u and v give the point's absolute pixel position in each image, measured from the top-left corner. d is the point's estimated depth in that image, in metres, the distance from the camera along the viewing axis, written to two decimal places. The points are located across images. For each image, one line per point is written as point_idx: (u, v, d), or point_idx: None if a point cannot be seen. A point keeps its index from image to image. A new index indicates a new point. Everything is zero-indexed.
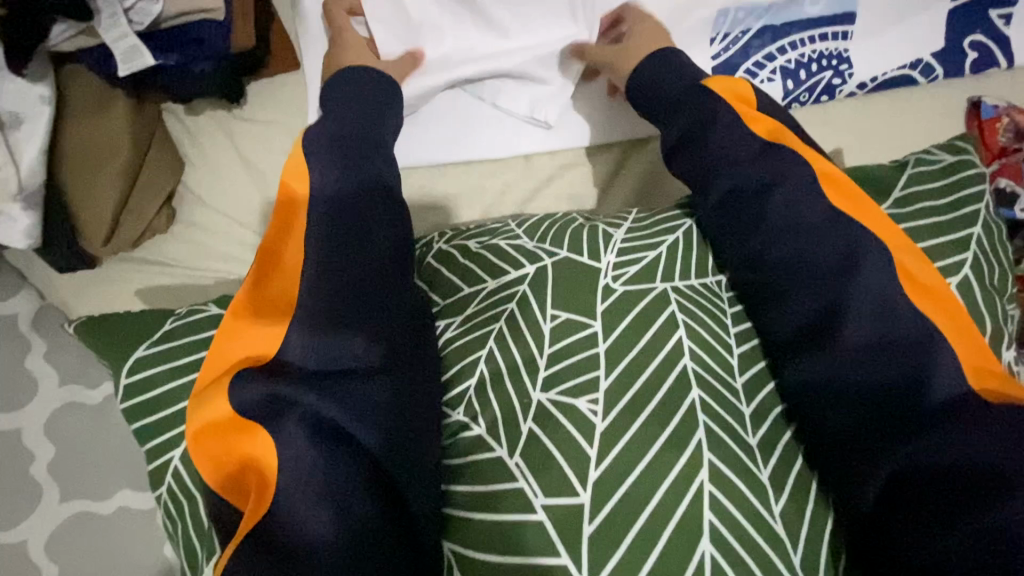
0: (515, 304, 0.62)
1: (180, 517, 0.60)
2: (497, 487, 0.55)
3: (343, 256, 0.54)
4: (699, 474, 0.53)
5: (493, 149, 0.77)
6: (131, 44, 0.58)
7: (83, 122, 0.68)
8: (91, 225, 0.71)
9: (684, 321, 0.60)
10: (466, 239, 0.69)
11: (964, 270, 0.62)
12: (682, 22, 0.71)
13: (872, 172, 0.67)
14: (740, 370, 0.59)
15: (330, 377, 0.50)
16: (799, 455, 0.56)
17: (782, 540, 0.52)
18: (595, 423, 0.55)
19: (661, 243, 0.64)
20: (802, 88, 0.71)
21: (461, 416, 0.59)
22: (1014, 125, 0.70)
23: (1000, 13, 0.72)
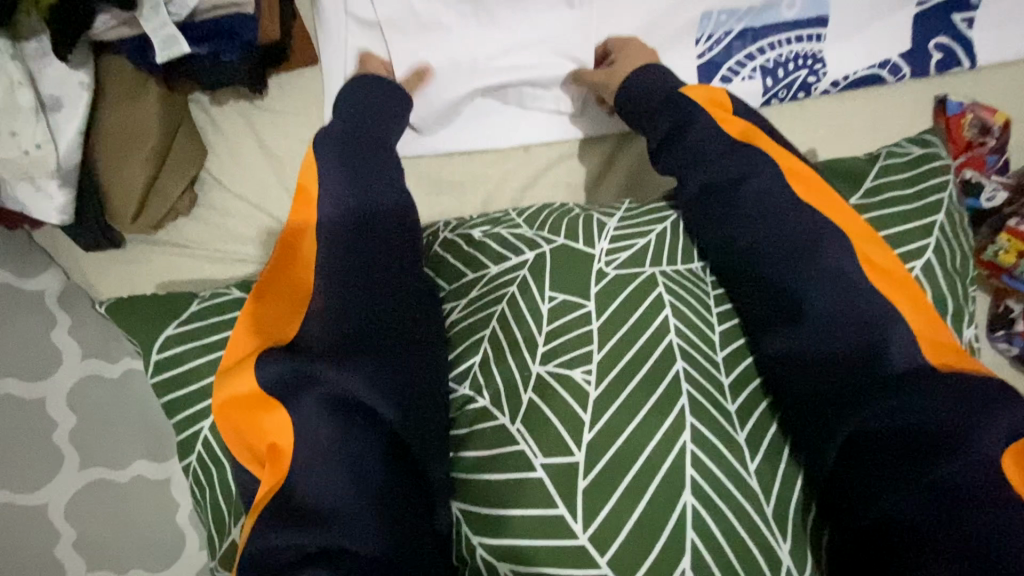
0: (516, 287, 0.66)
1: (209, 484, 0.65)
2: (500, 451, 0.59)
3: (354, 244, 0.60)
4: (682, 435, 0.58)
5: (495, 140, 0.83)
6: (170, 33, 0.62)
7: (117, 108, 0.73)
8: (121, 204, 0.77)
9: (671, 302, 0.64)
10: (470, 229, 0.74)
11: (928, 255, 0.67)
12: (669, 24, 0.77)
13: (844, 167, 0.72)
14: (722, 345, 0.63)
15: (341, 349, 0.54)
16: (773, 421, 0.60)
17: (756, 493, 0.56)
18: (589, 391, 0.60)
19: (651, 232, 0.69)
20: (780, 85, 0.77)
21: (467, 389, 0.63)
22: (978, 121, 0.77)
23: (962, 17, 0.77)
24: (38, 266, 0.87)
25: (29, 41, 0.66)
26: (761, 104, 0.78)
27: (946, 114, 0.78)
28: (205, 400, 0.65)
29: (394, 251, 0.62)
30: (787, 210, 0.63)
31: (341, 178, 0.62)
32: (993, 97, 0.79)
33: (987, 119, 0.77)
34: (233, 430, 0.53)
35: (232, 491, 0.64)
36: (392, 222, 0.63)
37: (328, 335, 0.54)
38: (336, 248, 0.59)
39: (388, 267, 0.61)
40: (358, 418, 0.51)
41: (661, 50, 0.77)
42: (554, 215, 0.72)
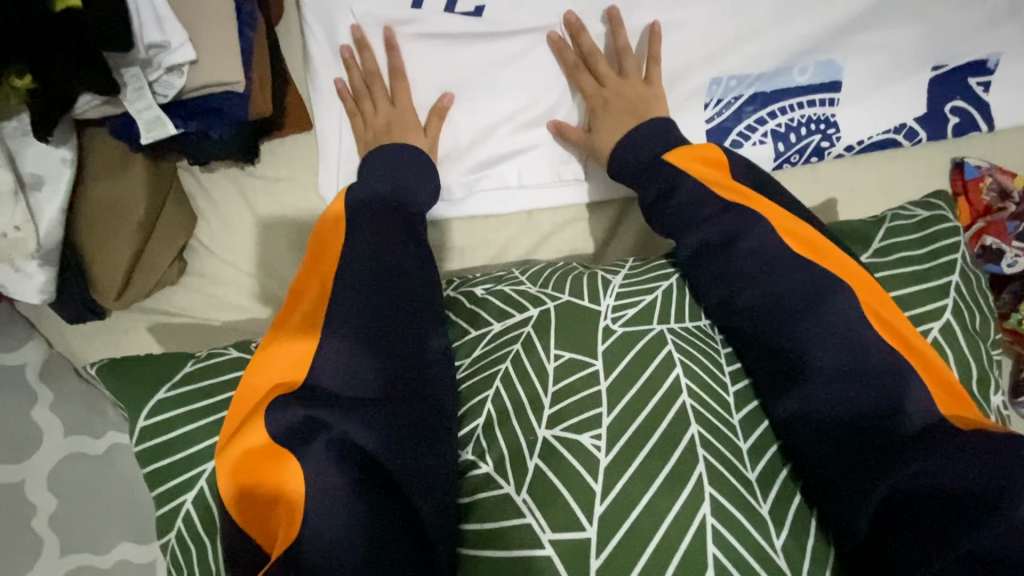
0: (520, 345, 0.62)
1: (190, 567, 0.59)
2: (503, 524, 0.55)
3: (371, 284, 0.55)
4: (700, 508, 0.54)
5: (497, 206, 0.79)
6: (155, 114, 0.60)
7: (100, 181, 0.70)
8: (105, 278, 0.73)
9: (681, 359, 0.60)
10: (472, 286, 0.71)
11: (946, 316, 0.63)
12: (677, 88, 0.73)
13: (853, 224, 0.69)
14: (737, 406, 0.59)
15: (351, 397, 0.50)
16: (796, 492, 0.56)
17: (784, 573, 0.52)
18: (598, 459, 0.56)
19: (657, 288, 0.65)
20: (792, 150, 0.74)
21: (469, 454, 0.58)
22: (997, 185, 0.75)
23: (978, 81, 0.74)
24: (21, 338, 0.83)
25: (9, 120, 0.62)
26: (772, 169, 0.75)
27: (963, 178, 0.76)
28: (191, 470, 0.59)
29: (407, 295, 0.57)
30: (801, 261, 0.58)
31: (366, 237, 0.57)
32: (1008, 160, 0.77)
33: (1005, 183, 0.75)
34: (235, 489, 0.47)
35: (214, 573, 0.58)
36: (418, 281, 0.59)
37: (339, 384, 0.50)
38: (354, 288, 0.54)
39: (401, 310, 0.56)
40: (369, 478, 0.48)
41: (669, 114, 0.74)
42: (558, 273, 0.69)
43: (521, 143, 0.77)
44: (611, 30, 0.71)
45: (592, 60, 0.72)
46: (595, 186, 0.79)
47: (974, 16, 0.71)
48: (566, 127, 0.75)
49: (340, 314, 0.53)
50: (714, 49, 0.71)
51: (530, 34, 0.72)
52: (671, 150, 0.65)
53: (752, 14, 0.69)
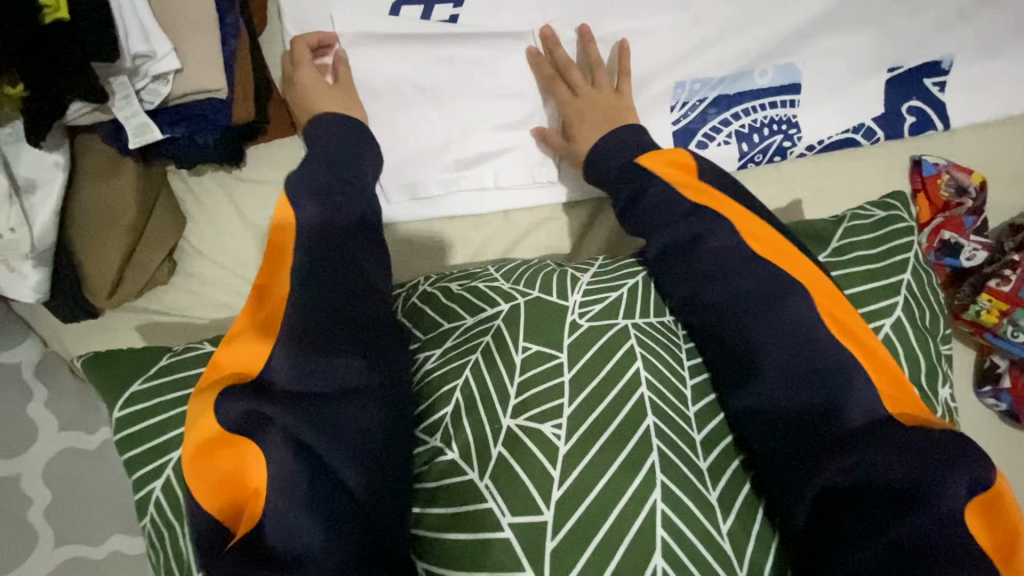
0: (490, 337, 0.65)
1: (161, 552, 0.60)
2: (469, 508, 0.57)
3: (325, 274, 0.54)
4: (652, 494, 0.57)
5: (474, 206, 0.82)
6: (142, 121, 0.63)
7: (91, 184, 0.73)
8: (96, 278, 0.76)
9: (642, 354, 0.63)
10: (448, 282, 0.73)
11: (896, 313, 0.65)
12: (644, 92, 0.76)
13: (811, 224, 0.72)
14: (693, 400, 0.62)
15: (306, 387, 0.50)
16: (746, 483, 0.59)
17: (729, 557, 0.55)
18: (558, 447, 0.58)
19: (622, 285, 0.68)
20: (756, 149, 0.77)
21: (437, 441, 0.60)
22: (954, 181, 0.77)
23: (934, 81, 0.77)
24: (16, 337, 0.86)
25: (4, 126, 0.66)
26: (738, 168, 0.78)
27: (921, 175, 0.79)
28: (158, 460, 0.61)
29: (361, 287, 0.56)
30: (761, 259, 0.61)
31: (318, 228, 0.56)
32: (965, 158, 0.80)
33: (963, 179, 0.77)
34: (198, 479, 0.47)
35: (186, 557, 0.59)
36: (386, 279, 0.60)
37: (293, 375, 0.50)
38: (307, 279, 0.54)
39: (355, 303, 0.55)
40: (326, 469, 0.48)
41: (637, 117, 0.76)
42: (530, 270, 0.72)
43: (498, 144, 0.79)
44: (583, 43, 0.75)
45: (567, 73, 0.75)
46: (567, 187, 0.82)
47: (929, 19, 0.74)
48: (549, 132, 0.78)
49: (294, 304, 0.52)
50: (679, 53, 0.74)
51: (504, 40, 0.75)
52: (643, 156, 0.69)
53: (715, 19, 0.72)
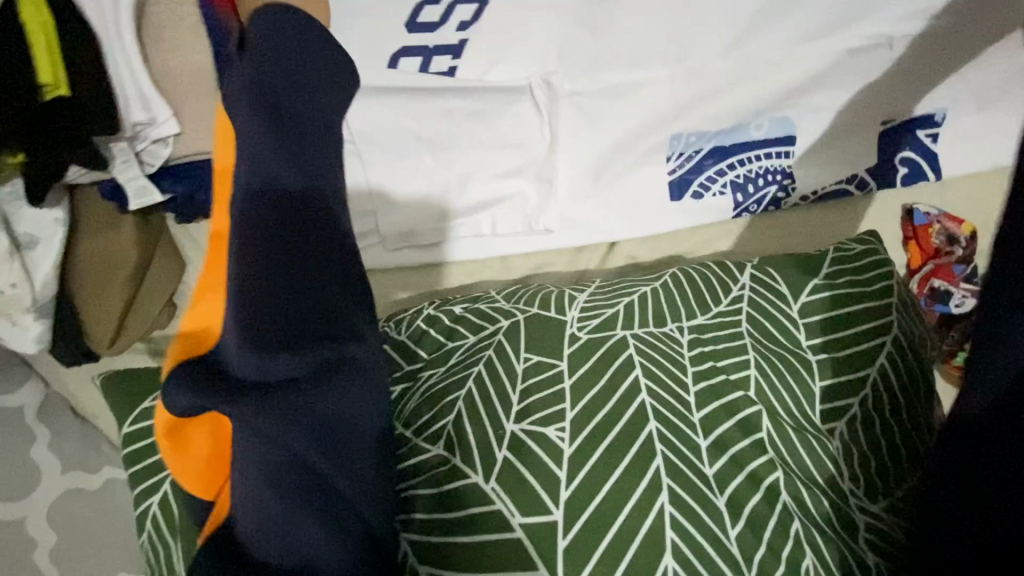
0: (492, 352, 0.68)
1: (158, 565, 0.60)
2: (474, 510, 0.59)
3: (293, 228, 0.39)
4: (660, 496, 0.58)
5: (472, 252, 0.82)
6: (142, 184, 0.63)
7: (92, 237, 0.73)
8: (99, 328, 0.76)
9: (641, 362, 0.66)
10: (452, 305, 0.77)
11: (880, 360, 0.69)
12: (641, 143, 0.77)
13: (799, 256, 0.77)
14: (698, 406, 0.64)
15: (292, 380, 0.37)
16: (753, 494, 0.59)
17: (736, 561, 0.56)
18: (562, 449, 0.61)
19: (618, 303, 0.73)
20: (750, 200, 0.79)
21: (440, 450, 0.63)
22: (945, 232, 0.79)
23: (927, 133, 0.78)
24: (19, 378, 0.88)
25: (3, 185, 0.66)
26: (732, 216, 0.80)
27: (913, 224, 0.80)
28: (157, 474, 0.62)
29: (337, 235, 0.42)
30: None
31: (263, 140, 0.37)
32: (956, 205, 0.82)
33: (954, 230, 0.79)
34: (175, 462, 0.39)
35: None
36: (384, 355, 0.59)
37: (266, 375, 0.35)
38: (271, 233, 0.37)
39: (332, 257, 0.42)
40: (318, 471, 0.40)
41: (633, 166, 0.78)
42: (530, 291, 0.77)
43: (496, 192, 0.79)
44: None
45: None
46: (563, 236, 0.81)
47: (917, 74, 0.75)
48: None
49: (245, 265, 0.36)
50: (675, 107, 0.74)
51: (502, 91, 0.74)
52: None
53: (709, 74, 0.73)
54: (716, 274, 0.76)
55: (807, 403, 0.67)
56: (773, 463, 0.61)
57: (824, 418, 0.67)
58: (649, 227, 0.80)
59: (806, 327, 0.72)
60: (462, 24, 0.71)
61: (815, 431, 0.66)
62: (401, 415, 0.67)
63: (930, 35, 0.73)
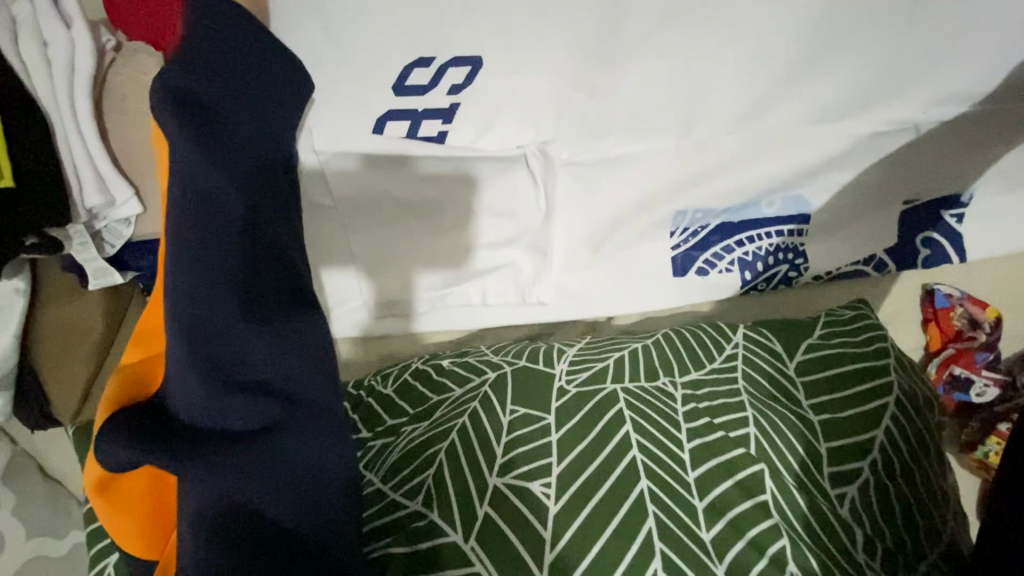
0: (477, 403, 0.64)
1: None
2: (451, 572, 0.53)
3: (239, 246, 0.36)
4: (651, 562, 0.53)
5: (464, 321, 0.78)
6: (101, 266, 0.59)
7: (58, 304, 0.69)
8: (64, 398, 0.72)
9: (632, 418, 0.61)
10: (439, 359, 0.74)
11: (885, 422, 0.66)
12: (645, 216, 0.72)
13: (790, 318, 0.75)
14: (693, 465, 0.59)
15: (238, 413, 0.36)
16: (758, 561, 0.54)
17: None
18: (548, 506, 0.56)
19: (610, 355, 0.69)
20: (759, 277, 0.74)
21: (417, 505, 0.57)
22: (967, 315, 0.74)
23: (951, 213, 0.73)
24: None
25: None
26: (739, 293, 0.76)
27: (933, 306, 0.76)
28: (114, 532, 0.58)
29: (289, 251, 0.40)
30: None
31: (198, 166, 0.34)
32: (975, 287, 0.77)
33: (975, 313, 0.75)
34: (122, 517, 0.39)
35: None
36: None
37: (201, 414, 0.36)
38: (219, 249, 0.35)
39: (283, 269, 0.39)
40: (278, 506, 0.38)
41: (634, 239, 0.73)
42: (519, 345, 0.75)
43: (489, 262, 0.75)
44: None
45: None
46: (558, 309, 0.77)
47: (941, 156, 0.70)
48: None
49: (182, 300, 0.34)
50: (681, 183, 0.69)
51: (495, 160, 0.68)
52: None
53: (718, 150, 0.68)
54: (709, 334, 0.73)
55: (814, 467, 0.62)
56: (777, 530, 0.56)
57: (834, 484, 0.62)
58: (648, 304, 0.75)
59: (805, 386, 0.69)
60: (453, 88, 0.64)
61: (825, 497, 0.61)
62: (380, 470, 0.62)
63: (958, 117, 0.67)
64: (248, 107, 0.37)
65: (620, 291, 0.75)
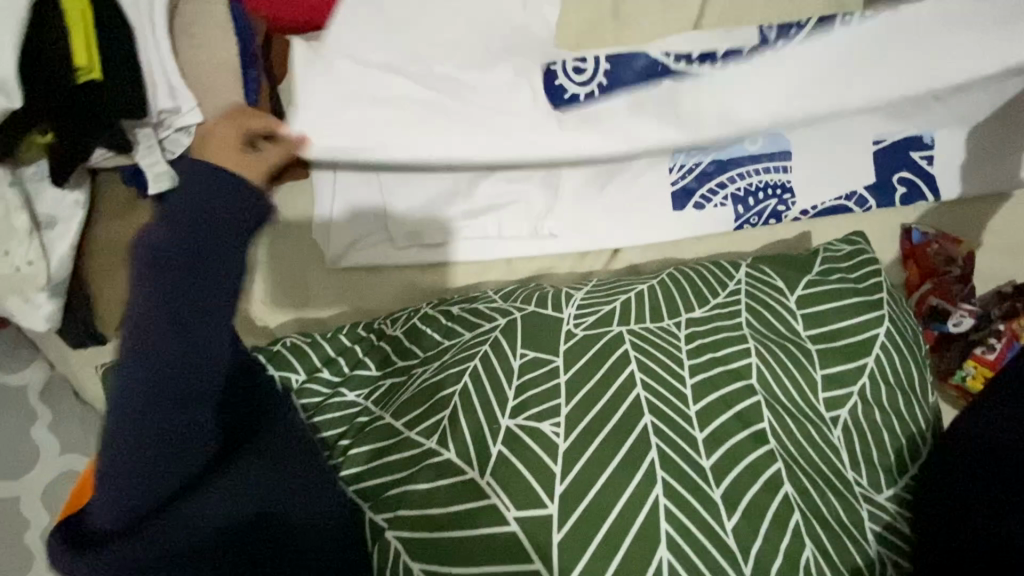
0: (488, 346, 0.68)
1: None
2: (467, 504, 0.58)
3: (192, 380, 0.44)
4: (654, 489, 0.58)
5: (476, 252, 0.82)
6: (163, 169, 0.66)
7: (109, 221, 0.76)
8: (109, 314, 0.78)
9: (636, 357, 0.66)
10: (449, 304, 0.76)
11: (875, 351, 0.71)
12: (646, 153, 0.79)
13: (794, 257, 0.79)
14: (694, 400, 0.64)
15: (184, 514, 0.47)
16: (754, 482, 0.60)
17: (733, 552, 0.57)
18: (558, 444, 0.60)
19: (615, 299, 0.73)
20: (751, 212, 0.81)
21: (433, 443, 0.62)
22: (942, 249, 0.81)
23: (920, 155, 0.81)
24: (22, 357, 0.88)
25: (29, 166, 0.68)
26: (733, 229, 0.82)
27: (911, 243, 0.82)
28: None
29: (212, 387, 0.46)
30: None
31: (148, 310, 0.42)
32: (952, 227, 0.83)
33: (950, 249, 0.81)
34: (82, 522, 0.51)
35: None
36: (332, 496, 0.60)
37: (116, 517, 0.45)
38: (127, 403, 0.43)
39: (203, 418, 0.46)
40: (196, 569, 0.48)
41: (636, 176, 0.81)
42: (526, 291, 0.76)
43: (504, 196, 0.82)
44: None
45: None
46: (569, 240, 0.82)
47: (908, 105, 0.79)
48: None
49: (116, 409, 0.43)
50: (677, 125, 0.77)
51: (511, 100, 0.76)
52: None
53: (715, 95, 0.76)
54: (714, 271, 0.76)
55: (811, 394, 0.69)
56: (772, 455, 0.62)
57: (828, 407, 0.68)
58: (649, 236, 0.81)
59: (805, 317, 0.73)
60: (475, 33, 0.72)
61: (820, 421, 0.67)
62: (392, 407, 0.66)
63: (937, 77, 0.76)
64: (204, 257, 0.44)
65: (623, 224, 0.82)
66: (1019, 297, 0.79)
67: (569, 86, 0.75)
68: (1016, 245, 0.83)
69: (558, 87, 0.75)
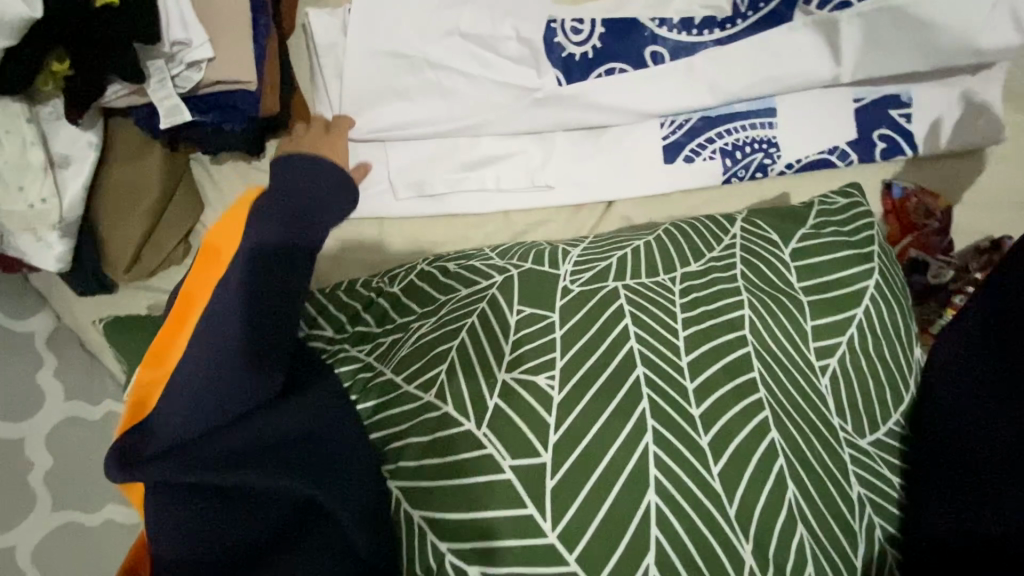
0: (485, 303, 0.67)
1: None
2: (464, 455, 0.59)
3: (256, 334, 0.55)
4: (643, 437, 0.58)
5: (475, 205, 0.85)
6: (173, 103, 0.69)
7: (122, 165, 0.79)
8: (117, 254, 0.80)
9: (630, 312, 0.64)
10: (446, 261, 0.76)
11: (865, 302, 0.69)
12: (637, 105, 0.82)
13: (788, 210, 0.76)
14: (686, 350, 0.63)
15: (218, 444, 0.55)
16: (741, 428, 0.59)
17: (719, 495, 0.57)
18: (553, 396, 0.60)
19: (611, 257, 0.72)
20: (739, 165, 0.84)
21: (432, 397, 0.62)
22: (922, 205, 0.84)
23: (900, 112, 0.84)
24: (31, 309, 0.90)
25: (44, 105, 0.71)
26: (722, 182, 0.85)
27: (892, 198, 0.85)
28: None
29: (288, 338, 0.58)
30: None
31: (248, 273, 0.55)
32: (929, 183, 0.87)
33: (929, 203, 0.84)
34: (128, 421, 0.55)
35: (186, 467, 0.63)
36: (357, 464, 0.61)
37: (178, 426, 0.55)
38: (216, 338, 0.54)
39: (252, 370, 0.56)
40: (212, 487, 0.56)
41: (628, 130, 0.84)
42: (523, 249, 0.75)
43: (502, 149, 0.85)
44: None
45: None
46: (563, 193, 0.85)
47: None
48: None
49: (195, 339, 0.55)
50: (665, 78, 0.81)
51: (508, 53, 0.81)
52: None
53: (703, 49, 0.80)
54: (708, 226, 0.75)
55: (801, 342, 0.66)
56: (760, 404, 0.61)
57: (818, 356, 0.66)
58: (642, 189, 0.85)
59: (799, 270, 0.71)
60: None
61: (808, 370, 0.65)
62: (392, 361, 0.67)
63: (935, 33, 0.75)
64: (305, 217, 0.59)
65: (617, 176, 0.85)
66: (996, 250, 0.81)
67: (567, 46, 0.80)
68: (995, 201, 0.86)
69: (556, 46, 0.80)
